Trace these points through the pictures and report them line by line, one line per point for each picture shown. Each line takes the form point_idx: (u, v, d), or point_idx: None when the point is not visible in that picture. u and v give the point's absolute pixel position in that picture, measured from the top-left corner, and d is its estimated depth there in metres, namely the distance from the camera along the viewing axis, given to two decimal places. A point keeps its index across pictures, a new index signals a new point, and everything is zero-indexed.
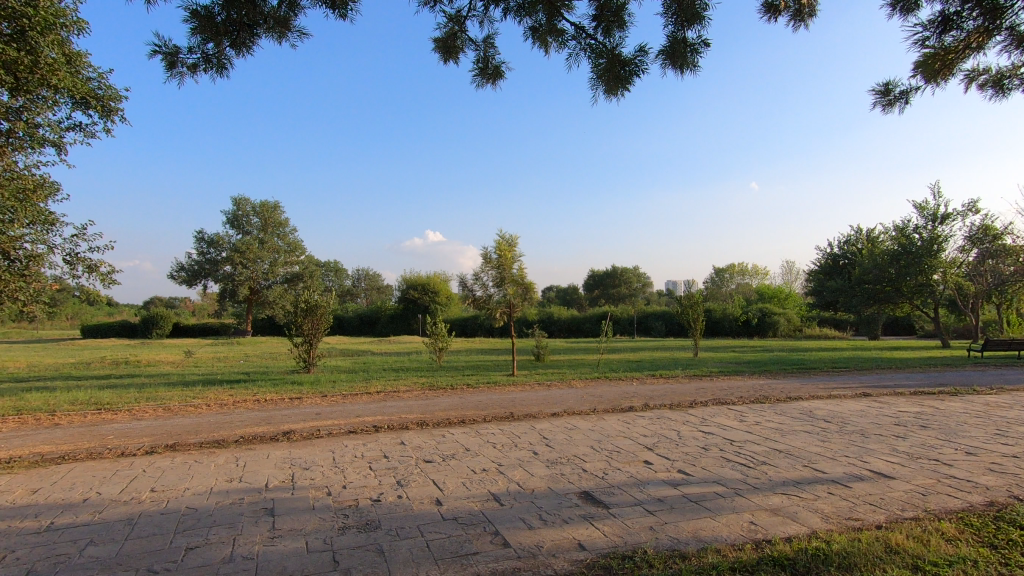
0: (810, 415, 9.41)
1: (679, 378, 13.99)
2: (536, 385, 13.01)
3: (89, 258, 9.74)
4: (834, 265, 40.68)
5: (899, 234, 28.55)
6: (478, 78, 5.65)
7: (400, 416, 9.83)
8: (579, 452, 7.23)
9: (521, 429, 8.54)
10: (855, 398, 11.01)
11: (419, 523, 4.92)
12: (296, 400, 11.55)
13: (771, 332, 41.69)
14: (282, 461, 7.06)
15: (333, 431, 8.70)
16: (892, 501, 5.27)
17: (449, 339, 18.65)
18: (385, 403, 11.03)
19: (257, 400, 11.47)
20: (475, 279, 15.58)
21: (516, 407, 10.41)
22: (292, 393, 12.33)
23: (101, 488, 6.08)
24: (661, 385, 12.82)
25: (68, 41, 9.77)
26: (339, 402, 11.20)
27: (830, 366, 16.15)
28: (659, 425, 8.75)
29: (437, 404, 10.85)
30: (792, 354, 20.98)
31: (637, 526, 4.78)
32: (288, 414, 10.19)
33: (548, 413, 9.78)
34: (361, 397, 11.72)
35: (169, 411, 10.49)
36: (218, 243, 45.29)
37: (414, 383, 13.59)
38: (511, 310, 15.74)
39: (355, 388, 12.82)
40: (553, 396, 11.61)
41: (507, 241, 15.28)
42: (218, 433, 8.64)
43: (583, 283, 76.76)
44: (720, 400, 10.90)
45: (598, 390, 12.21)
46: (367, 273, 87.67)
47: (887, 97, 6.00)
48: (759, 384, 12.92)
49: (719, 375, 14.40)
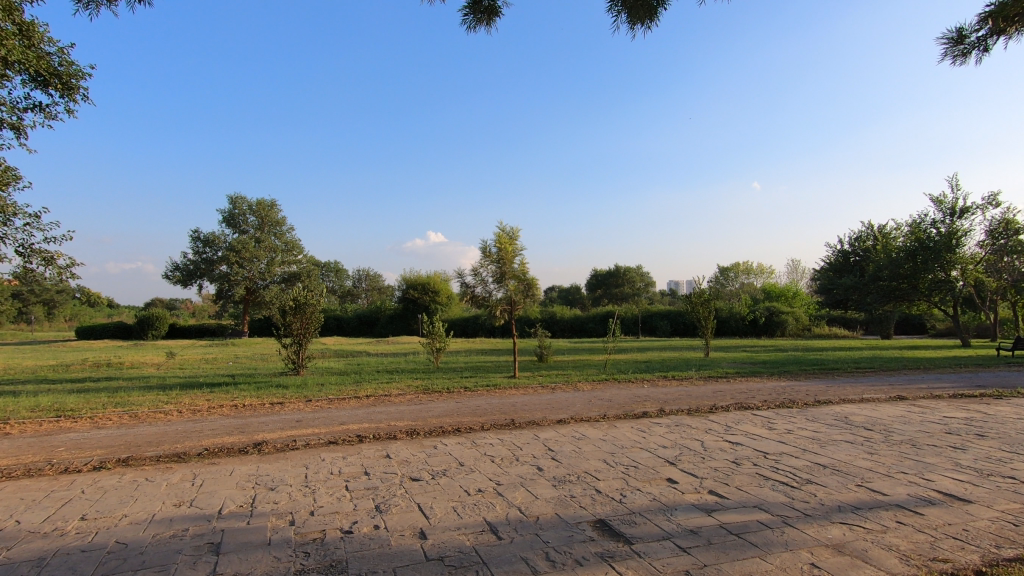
0: (847, 422, 8.42)
1: (694, 380, 13.00)
2: (539, 388, 12.05)
3: (45, 249, 8.87)
4: (844, 262, 39.62)
5: (914, 230, 27.48)
6: (470, 20, 4.76)
7: (388, 423, 8.86)
8: (590, 468, 6.24)
9: (523, 440, 7.57)
10: (890, 402, 10.02)
11: (395, 566, 3.93)
12: (278, 405, 10.60)
13: (779, 332, 40.75)
14: (246, 480, 6.08)
15: (311, 442, 7.73)
16: (981, 534, 4.26)
17: (447, 339, 17.69)
18: (374, 409, 10.05)
19: (235, 406, 10.49)
20: (475, 274, 14.60)
21: (517, 413, 9.41)
22: (275, 398, 11.35)
23: (23, 515, 5.11)
24: (676, 388, 11.81)
25: (19, 9, 8.85)
26: (324, 408, 10.23)
27: (852, 367, 15.14)
28: (678, 434, 7.76)
29: (430, 410, 9.88)
30: (809, 354, 19.97)
31: (669, 570, 3.78)
32: (266, 421, 9.25)
33: (553, 420, 8.79)
34: (348, 402, 10.74)
35: (135, 418, 9.52)
36: (213, 243, 44.30)
37: (408, 386, 12.62)
38: (512, 308, 14.77)
39: (343, 392, 11.84)
40: (558, 400, 10.62)
41: (508, 234, 14.31)
42: (182, 444, 7.66)
43: (585, 283, 75.85)
44: (743, 404, 9.91)
45: (608, 394, 11.20)
46: (368, 273, 86.64)
47: (961, 46, 5.11)
48: (782, 387, 11.90)
49: (735, 377, 13.38)
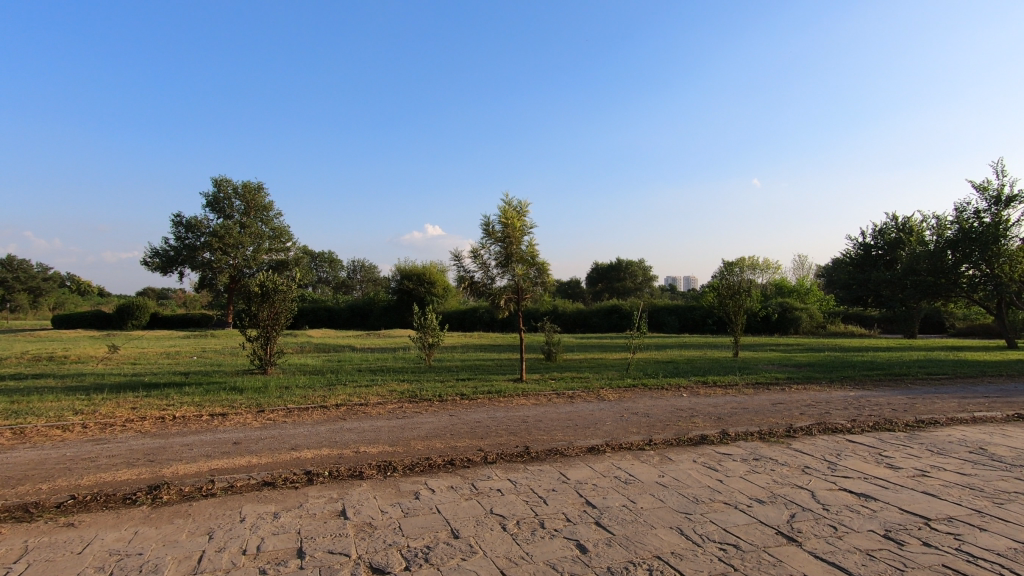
0: (993, 456, 6.05)
1: (740, 387, 10.72)
2: (553, 398, 9.65)
3: None
4: (866, 257, 36.93)
5: (955, 219, 25.24)
6: None
7: (356, 450, 6.45)
8: (665, 548, 3.82)
9: (547, 485, 5.16)
10: (1015, 424, 7.68)
11: None
12: (219, 418, 8.19)
13: (793, 329, 38.59)
14: (95, 569, 3.64)
15: (238, 483, 5.30)
16: None
17: (441, 333, 15.34)
18: (342, 426, 7.63)
19: (161, 419, 8.04)
20: (474, 256, 12.20)
21: (532, 436, 6.99)
22: (220, 407, 8.90)
23: None
24: (727, 401, 9.41)
25: None
26: (278, 423, 7.83)
27: (920, 372, 12.73)
28: (770, 476, 5.40)
29: (416, 428, 7.49)
30: (849, 356, 17.67)
31: None
32: (194, 444, 6.81)
33: (582, 447, 6.43)
34: (311, 415, 8.31)
35: (15, 438, 7.04)
36: (196, 227, 41.54)
37: (392, 390, 10.28)
38: (519, 297, 12.39)
39: (309, 399, 9.46)
40: (580, 417, 8.24)
41: (516, 207, 11.89)
42: (46, 486, 5.21)
43: (586, 276, 73.65)
44: (827, 424, 7.55)
45: (642, 407, 8.83)
46: (364, 264, 83.82)
47: None
48: (857, 399, 9.54)
49: (790, 385, 10.99)
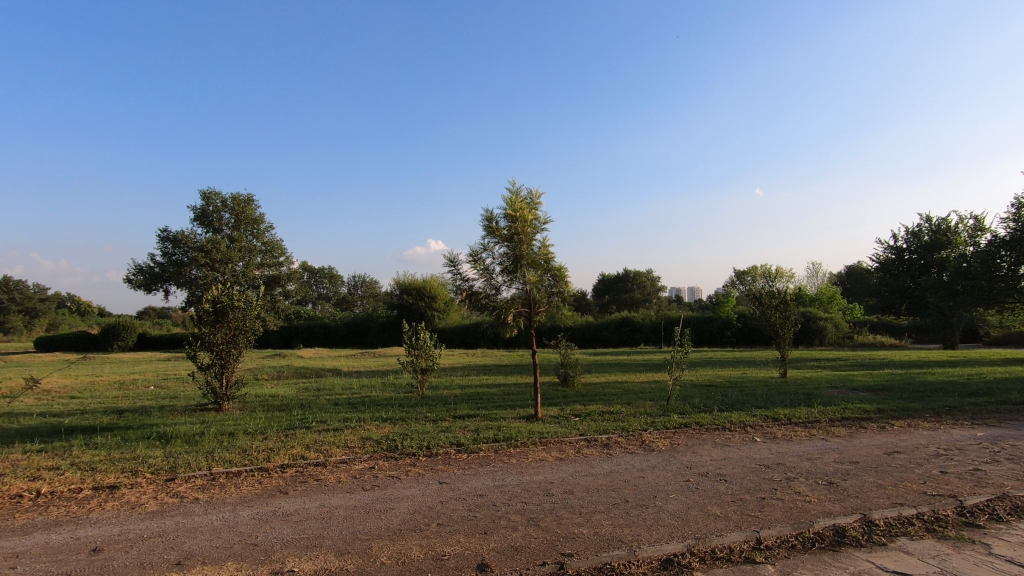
0: None
1: (826, 426, 8.13)
2: (584, 448, 7.08)
3: None
4: (898, 262, 34.19)
5: (1013, 216, 22.71)
6: None
7: (279, 571, 3.91)
8: None
9: None
10: None
11: None
12: (107, 493, 5.62)
13: (819, 341, 35.88)
14: None
15: None
16: None
17: (437, 356, 12.81)
18: (276, 510, 5.08)
19: (17, 498, 5.48)
20: (474, 261, 9.74)
21: (565, 531, 4.41)
22: (117, 472, 6.31)
23: None
24: (824, 452, 6.80)
25: None
26: (184, 505, 5.25)
27: None
28: None
29: (386, 514, 4.92)
30: (915, 374, 14.98)
31: None
32: (27, 555, 4.24)
33: (654, 561, 3.86)
34: (237, 486, 5.74)
35: None
36: (183, 242, 39.21)
37: (368, 437, 7.73)
38: (530, 311, 9.94)
39: (252, 456, 6.89)
40: (629, 484, 5.67)
41: (526, 196, 9.44)
42: None
43: (594, 288, 71.18)
44: (1014, 501, 4.94)
45: (713, 466, 6.24)
46: (365, 280, 81.41)
47: None
48: (1000, 445, 6.90)
49: (890, 421, 8.36)
